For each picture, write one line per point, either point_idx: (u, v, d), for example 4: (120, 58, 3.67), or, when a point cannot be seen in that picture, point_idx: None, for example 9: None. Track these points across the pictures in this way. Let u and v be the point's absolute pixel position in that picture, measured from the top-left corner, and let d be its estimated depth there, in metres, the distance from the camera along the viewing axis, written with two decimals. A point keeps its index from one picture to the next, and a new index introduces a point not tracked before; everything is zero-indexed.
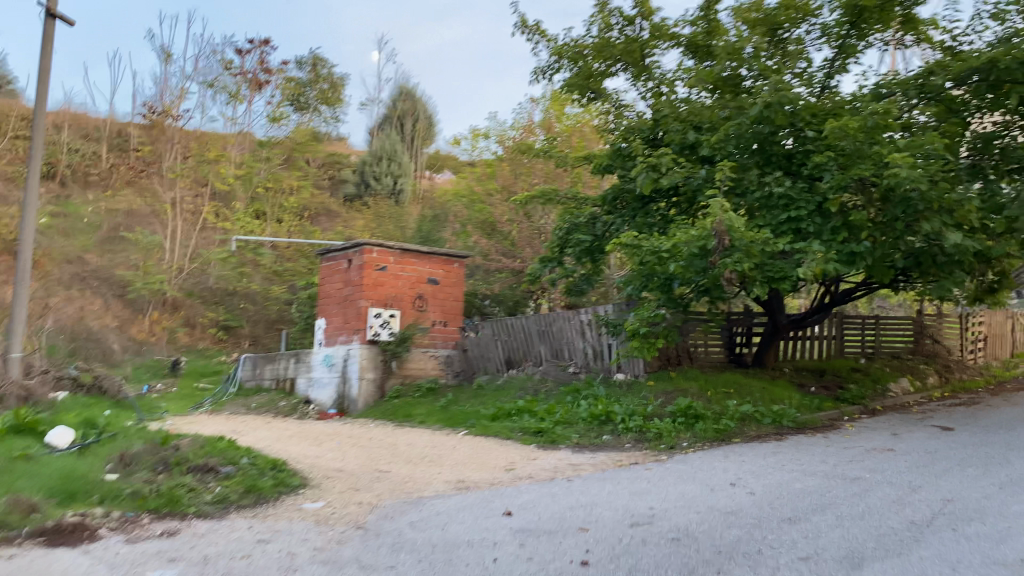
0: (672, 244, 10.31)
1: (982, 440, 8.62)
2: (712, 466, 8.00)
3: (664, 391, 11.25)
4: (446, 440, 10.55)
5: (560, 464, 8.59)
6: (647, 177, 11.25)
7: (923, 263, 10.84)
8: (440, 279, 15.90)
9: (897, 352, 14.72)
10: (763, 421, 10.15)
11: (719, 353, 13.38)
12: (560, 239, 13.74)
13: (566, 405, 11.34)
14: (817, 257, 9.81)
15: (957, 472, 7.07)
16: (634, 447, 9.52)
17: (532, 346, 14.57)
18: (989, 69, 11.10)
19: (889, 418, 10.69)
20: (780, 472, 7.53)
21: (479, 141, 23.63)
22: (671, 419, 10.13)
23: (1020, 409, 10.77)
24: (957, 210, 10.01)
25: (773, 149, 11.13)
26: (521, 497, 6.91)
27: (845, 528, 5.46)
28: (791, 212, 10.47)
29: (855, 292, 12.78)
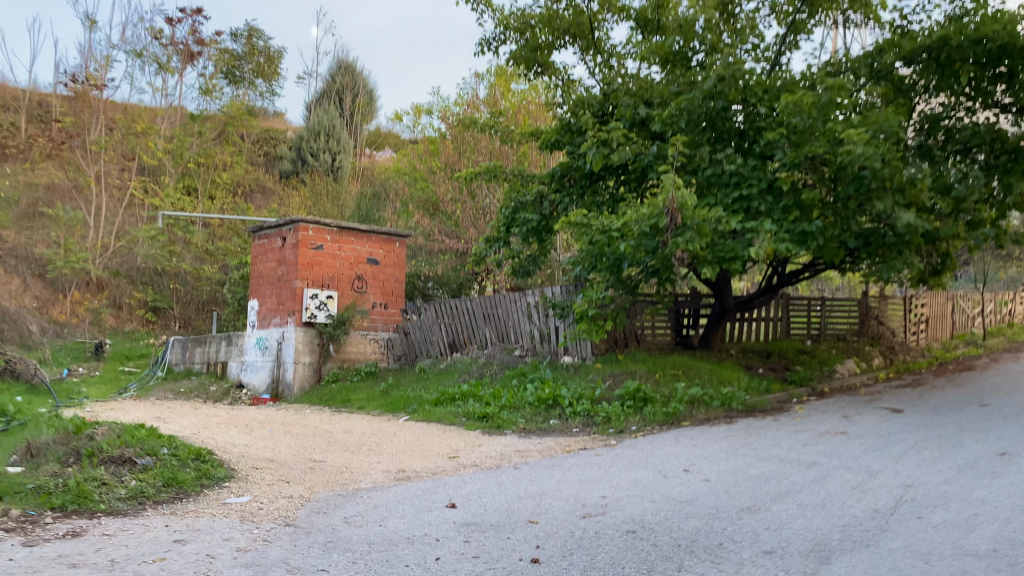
0: (622, 222, 9.99)
1: (933, 422, 8.53)
2: (664, 451, 7.68)
3: (612, 374, 10.96)
4: (385, 425, 10.07)
5: (507, 450, 8.20)
6: (597, 152, 10.88)
7: (872, 243, 10.77)
8: (381, 258, 15.30)
9: (842, 334, 14.77)
10: (713, 404, 9.93)
11: (667, 335, 13.16)
12: (506, 218, 13.30)
13: (511, 388, 10.96)
14: (769, 236, 9.60)
15: (913, 456, 6.89)
16: (582, 432, 9.19)
17: (477, 328, 14.15)
18: (941, 47, 11.14)
19: (838, 400, 10.60)
20: (735, 457, 7.25)
21: (422, 118, 23.01)
22: (619, 403, 9.83)
23: (965, 391, 10.80)
24: (909, 190, 9.98)
25: (725, 126, 10.88)
26: (465, 487, 6.48)
27: (808, 518, 5.17)
28: (743, 190, 10.24)
29: (802, 274, 12.68)
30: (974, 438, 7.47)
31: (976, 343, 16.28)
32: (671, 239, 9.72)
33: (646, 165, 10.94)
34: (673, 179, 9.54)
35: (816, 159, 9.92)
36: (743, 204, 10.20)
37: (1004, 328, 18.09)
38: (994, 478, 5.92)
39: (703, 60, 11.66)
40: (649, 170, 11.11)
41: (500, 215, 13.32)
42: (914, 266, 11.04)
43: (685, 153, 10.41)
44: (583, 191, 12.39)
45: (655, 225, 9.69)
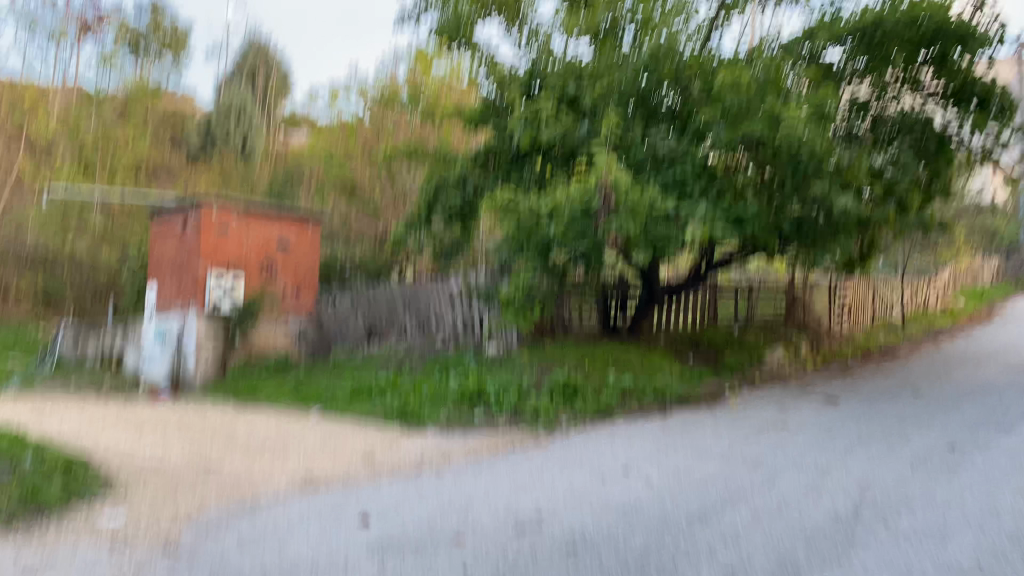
0: (552, 205, 9.40)
1: (872, 414, 8.20)
2: (599, 449, 7.08)
3: (540, 364, 10.35)
4: (294, 424, 9.17)
5: (427, 451, 7.45)
6: (523, 130, 10.35)
7: (804, 229, 10.47)
8: (293, 243, 14.31)
9: (769, 322, 14.57)
10: (646, 396, 9.41)
11: (594, 324, 12.63)
12: (427, 200, 12.55)
13: (433, 382, 10.20)
14: (703, 220, 9.12)
15: (861, 452, 6.49)
16: (510, 428, 8.52)
17: (395, 317, 13.34)
18: (873, 30, 10.86)
19: (771, 389, 10.29)
20: (675, 455, 6.71)
21: (337, 98, 21.91)
22: (548, 395, 9.24)
23: (896, 379, 10.65)
24: (845, 173, 9.63)
25: (657, 105, 10.37)
26: (380, 497, 5.74)
27: (765, 528, 4.66)
28: (677, 170, 9.73)
29: (731, 261, 12.32)
30: (919, 430, 7.15)
31: (896, 330, 16.39)
32: (600, 223, 9.26)
33: (576, 145, 10.37)
34: (605, 158, 8.95)
35: (752, 139, 9.52)
36: (676, 186, 9.69)
37: (920, 315, 18.35)
38: (951, 476, 5.53)
39: (634, 36, 11.11)
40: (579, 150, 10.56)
41: (423, 197, 12.59)
42: (847, 252, 10.79)
43: (618, 131, 9.85)
44: (509, 172, 11.76)
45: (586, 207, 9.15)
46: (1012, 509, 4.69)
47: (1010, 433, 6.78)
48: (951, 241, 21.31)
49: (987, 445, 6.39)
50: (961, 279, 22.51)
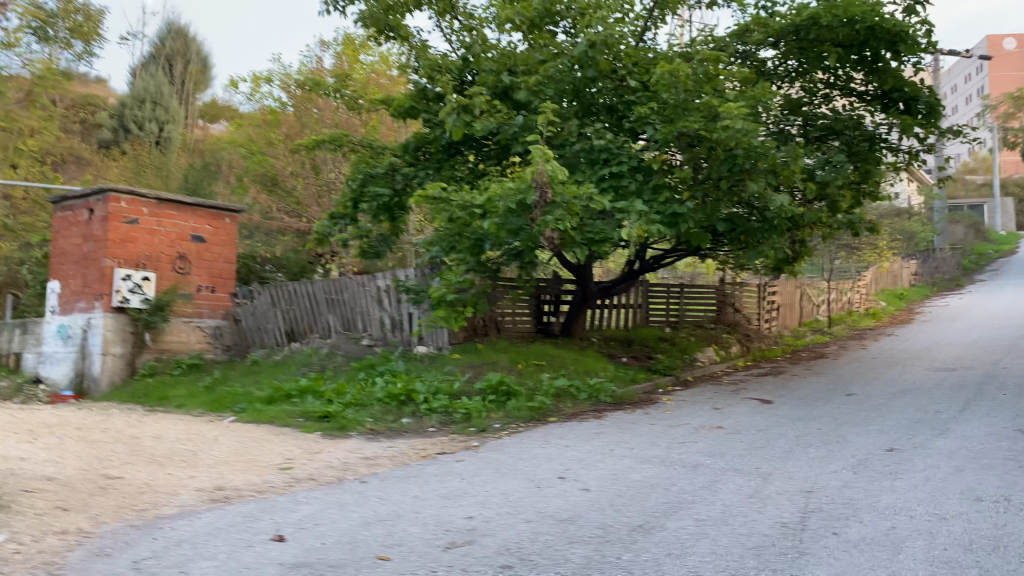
0: (485, 198, 8.95)
1: (807, 415, 8.12)
2: (534, 453, 6.76)
3: (471, 364, 9.99)
4: (206, 429, 8.57)
5: (351, 458, 7.01)
6: (458, 119, 9.74)
7: (737, 228, 10.36)
8: (208, 236, 13.53)
9: (700, 322, 14.52)
10: (580, 397, 9.14)
11: (527, 323, 12.34)
12: (353, 192, 11.99)
13: (359, 383, 9.73)
14: (640, 216, 8.83)
15: (800, 455, 6.33)
16: (439, 432, 8.13)
17: (318, 315, 12.77)
18: (807, 27, 10.78)
19: (704, 390, 10.15)
20: (613, 459, 6.43)
21: (261, 86, 21.01)
22: (480, 397, 8.86)
23: (827, 379, 10.66)
24: (782, 171, 9.52)
25: (593, 99, 10.09)
26: (297, 511, 5.25)
27: (713, 539, 4.38)
28: (613, 167, 9.45)
29: (664, 260, 12.21)
30: (856, 432, 7.07)
31: (822, 331, 16.62)
32: (539, 218, 8.76)
33: (511, 138, 9.94)
34: (542, 149, 8.55)
35: (690, 135, 9.31)
36: (612, 182, 9.42)
37: (844, 316, 18.69)
38: (893, 480, 5.39)
39: (570, 27, 10.81)
40: (512, 144, 10.15)
41: (349, 188, 12.06)
42: (779, 252, 10.74)
43: (554, 124, 9.50)
44: (441, 165, 11.37)
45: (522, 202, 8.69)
46: (959, 514, 4.54)
47: (944, 434, 6.74)
48: (872, 243, 21.81)
49: (925, 447, 6.31)
50: (881, 281, 23.11)
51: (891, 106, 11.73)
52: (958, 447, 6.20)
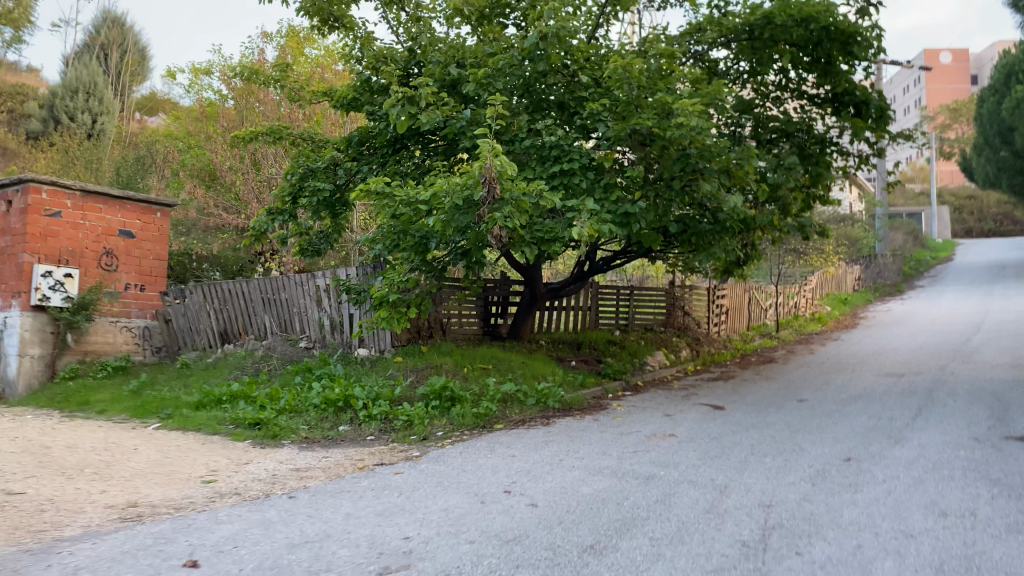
0: (430, 194, 8.47)
1: (759, 422, 7.89)
2: (478, 464, 6.36)
3: (414, 368, 9.55)
4: (127, 436, 7.99)
5: (281, 470, 6.52)
6: (403, 110, 9.25)
7: (687, 230, 10.15)
8: (137, 231, 12.79)
9: (649, 326, 14.36)
10: (528, 402, 8.77)
11: (473, 326, 11.91)
12: (292, 186, 11.50)
13: (294, 388, 9.22)
14: (591, 215, 8.48)
15: (756, 464, 6.06)
16: (379, 441, 7.69)
17: (254, 316, 12.17)
18: (761, 26, 10.61)
19: (655, 396, 9.88)
20: (562, 470, 6.07)
21: (200, 78, 20.15)
22: (422, 403, 8.43)
23: (778, 384, 10.50)
24: (736, 171, 9.30)
25: (544, 94, 9.73)
26: (216, 531, 4.78)
27: (669, 561, 4.05)
28: (563, 164, 9.09)
29: (614, 262, 11.97)
30: (811, 440, 6.84)
31: (770, 335, 16.57)
32: (486, 215, 8.33)
33: (458, 132, 9.50)
34: (490, 143, 8.13)
35: (642, 132, 9.01)
36: (562, 179, 9.06)
37: (791, 321, 18.70)
38: (854, 493, 5.14)
39: (520, 20, 10.46)
40: (459, 138, 9.71)
41: (287, 182, 11.51)
42: (729, 254, 10.55)
43: (503, 117, 9.09)
44: (385, 159, 10.90)
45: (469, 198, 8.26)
46: (925, 530, 4.29)
47: (899, 442, 6.55)
48: (820, 248, 21.95)
49: (882, 456, 6.10)
50: (826, 286, 23.28)
51: (842, 109, 11.66)
52: (915, 456, 6.01)
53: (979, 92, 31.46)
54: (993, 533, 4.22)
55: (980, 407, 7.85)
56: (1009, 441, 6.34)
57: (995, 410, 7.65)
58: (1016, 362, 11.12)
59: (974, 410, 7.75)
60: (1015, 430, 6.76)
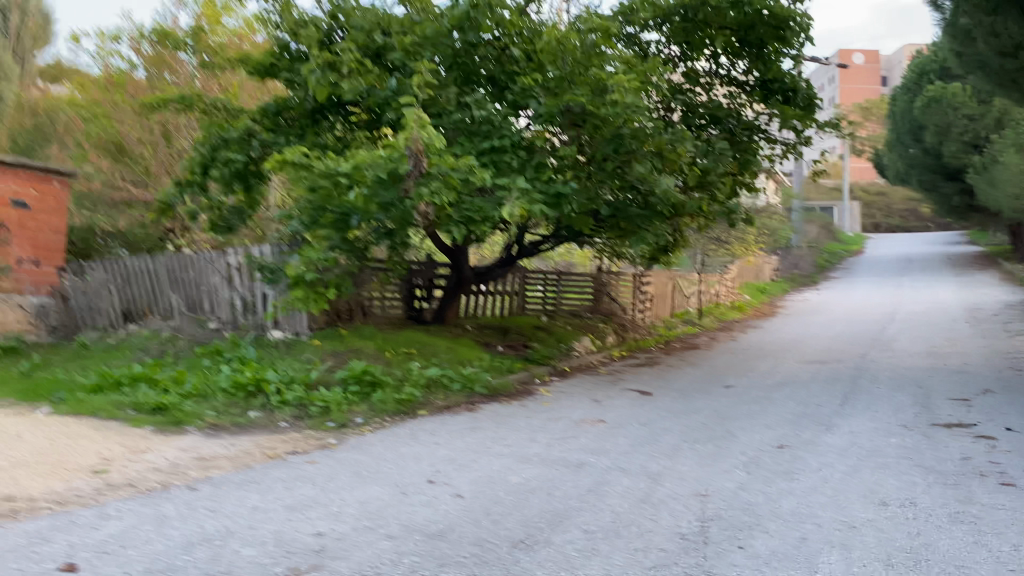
0: (352, 166, 7.98)
1: (688, 408, 7.73)
2: (398, 452, 5.97)
3: (332, 352, 9.08)
4: (11, 423, 7.25)
5: (183, 459, 5.99)
6: (324, 77, 8.70)
7: (617, 214, 9.91)
8: (31, 202, 11.85)
9: (576, 312, 13.98)
10: (453, 387, 8.40)
11: (395, 309, 11.46)
12: (203, 156, 10.88)
13: (201, 371, 8.61)
14: (522, 195, 8.14)
15: (688, 451, 5.85)
16: (292, 428, 7.21)
17: (160, 295, 11.43)
18: (695, 7, 10.44)
19: (583, 381, 9.63)
20: (488, 458, 5.74)
21: (106, 43, 18.88)
22: (341, 388, 7.97)
23: (704, 371, 10.41)
24: (668, 153, 9.13)
25: (474, 67, 9.32)
26: (103, 529, 4.26)
27: (606, 557, 3.77)
28: (493, 140, 8.68)
29: (543, 246, 11.70)
30: (742, 426, 6.70)
31: (692, 322, 16.63)
32: (411, 191, 7.91)
33: (382, 103, 9.01)
34: (417, 113, 7.70)
35: (575, 110, 8.73)
36: (492, 156, 8.69)
37: (712, 308, 18.86)
38: (790, 481, 4.97)
39: None
40: (383, 109, 9.23)
41: (198, 152, 10.83)
42: (660, 239, 10.39)
43: (431, 88, 8.65)
44: (304, 131, 10.36)
45: (393, 171, 7.83)
46: (868, 521, 4.14)
47: (830, 430, 6.47)
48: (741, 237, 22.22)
49: (814, 444, 5.99)
50: (746, 275, 23.64)
51: (770, 96, 11.61)
52: (847, 444, 5.92)
53: (892, 90, 32.55)
54: (935, 523, 4.09)
55: (904, 395, 7.87)
56: (936, 428, 6.32)
57: (918, 397, 7.69)
58: (931, 351, 11.37)
59: (898, 397, 7.77)
60: (940, 417, 6.78)
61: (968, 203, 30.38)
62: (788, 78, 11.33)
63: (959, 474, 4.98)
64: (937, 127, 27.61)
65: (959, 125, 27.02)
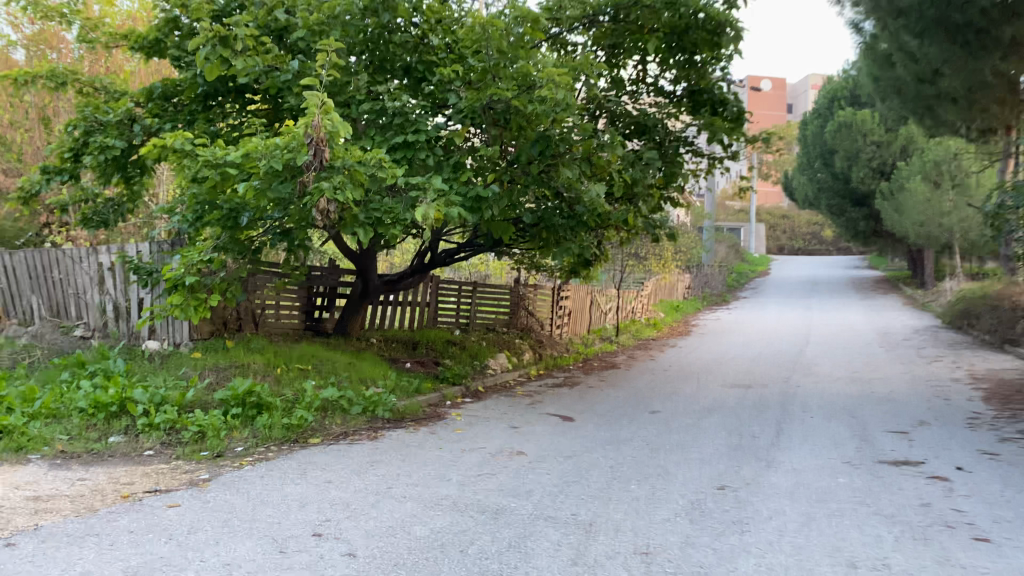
0: (242, 154, 6.95)
1: (615, 436, 7.01)
2: (281, 494, 5.00)
3: (215, 369, 8.00)
4: None
5: (9, 500, 4.84)
6: (214, 52, 7.62)
7: (541, 222, 9.20)
8: None
9: (491, 326, 13.43)
10: (352, 411, 7.44)
11: (292, 319, 10.40)
12: (75, 141, 9.54)
13: (55, 387, 7.37)
14: (438, 196, 7.30)
15: (620, 492, 5.10)
16: (158, 459, 6.11)
17: (19, 296, 10.06)
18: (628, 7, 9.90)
19: (497, 403, 8.82)
20: (389, 502, 4.84)
21: None
22: (220, 412, 6.91)
23: (626, 392, 9.77)
24: (597, 159, 8.51)
25: (389, 53, 8.45)
26: None
27: None
28: (407, 134, 7.79)
29: (458, 255, 10.91)
30: (674, 460, 6.01)
31: (610, 339, 16.03)
32: (311, 184, 6.92)
33: (281, 87, 8.03)
34: (319, 98, 6.74)
35: (498, 108, 7.97)
36: (404, 152, 7.80)
37: (629, 325, 18.36)
38: (741, 535, 4.28)
39: None
40: (283, 94, 8.23)
41: (69, 135, 9.54)
42: (584, 252, 9.71)
43: (338, 72, 7.72)
44: (195, 117, 9.31)
45: (290, 162, 6.83)
46: None
47: (772, 466, 5.86)
48: (657, 254, 21.96)
49: (758, 484, 5.34)
50: (660, 292, 23.33)
51: (698, 107, 11.21)
52: (794, 485, 5.31)
53: (804, 115, 33.26)
54: None
55: (840, 426, 7.40)
56: (883, 466, 5.80)
57: (855, 429, 7.22)
58: (852, 376, 11.08)
59: (834, 428, 7.29)
60: (884, 452, 6.28)
61: (872, 228, 31.17)
62: (718, 89, 10.93)
63: (925, 526, 4.41)
64: (845, 153, 28.70)
65: (867, 151, 27.97)
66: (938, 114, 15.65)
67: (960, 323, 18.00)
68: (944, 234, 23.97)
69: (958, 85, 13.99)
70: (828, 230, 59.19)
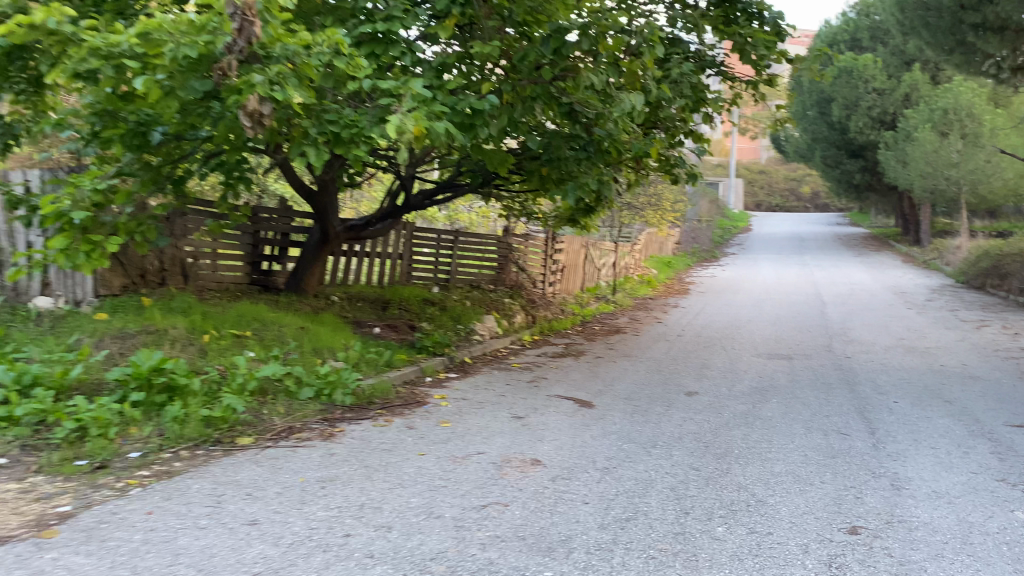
0: (140, 35, 4.85)
1: (657, 432, 5.20)
2: (171, 553, 3.07)
3: (119, 338, 6.00)
4: None
5: None
6: None
7: (550, 148, 7.25)
8: None
9: (474, 282, 11.52)
10: (300, 396, 5.51)
11: (233, 271, 8.40)
12: None
13: None
14: (419, 102, 5.30)
15: (707, 546, 3.28)
16: (10, 473, 4.13)
17: None
18: None
19: (493, 381, 6.93)
20: (345, 571, 2.96)
21: None
22: (114, 399, 4.92)
23: (646, 365, 7.96)
24: (626, 65, 6.54)
25: None
26: None
27: None
28: (377, 22, 5.78)
29: (440, 194, 8.93)
30: (758, 478, 4.21)
31: (606, 299, 14.11)
32: (234, 76, 4.85)
33: None
34: None
35: None
36: (371, 48, 5.80)
37: (624, 283, 16.56)
38: None
39: None
40: None
41: None
42: (600, 192, 7.77)
43: None
44: None
45: (208, 49, 4.78)
46: None
47: (900, 487, 4.09)
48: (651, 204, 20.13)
49: (903, 523, 3.57)
50: (651, 247, 21.56)
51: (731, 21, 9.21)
52: (959, 526, 3.53)
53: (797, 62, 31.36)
54: None
55: (947, 419, 5.64)
56: None
57: (969, 424, 5.47)
58: (904, 346, 9.33)
59: (940, 422, 5.54)
60: None
61: (868, 181, 29.55)
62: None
63: None
64: (844, 100, 26.86)
65: (868, 99, 26.13)
66: (975, 49, 13.84)
67: (982, 282, 16.45)
68: (951, 187, 22.46)
69: (1012, 10, 12.01)
70: (807, 186, 57.62)
